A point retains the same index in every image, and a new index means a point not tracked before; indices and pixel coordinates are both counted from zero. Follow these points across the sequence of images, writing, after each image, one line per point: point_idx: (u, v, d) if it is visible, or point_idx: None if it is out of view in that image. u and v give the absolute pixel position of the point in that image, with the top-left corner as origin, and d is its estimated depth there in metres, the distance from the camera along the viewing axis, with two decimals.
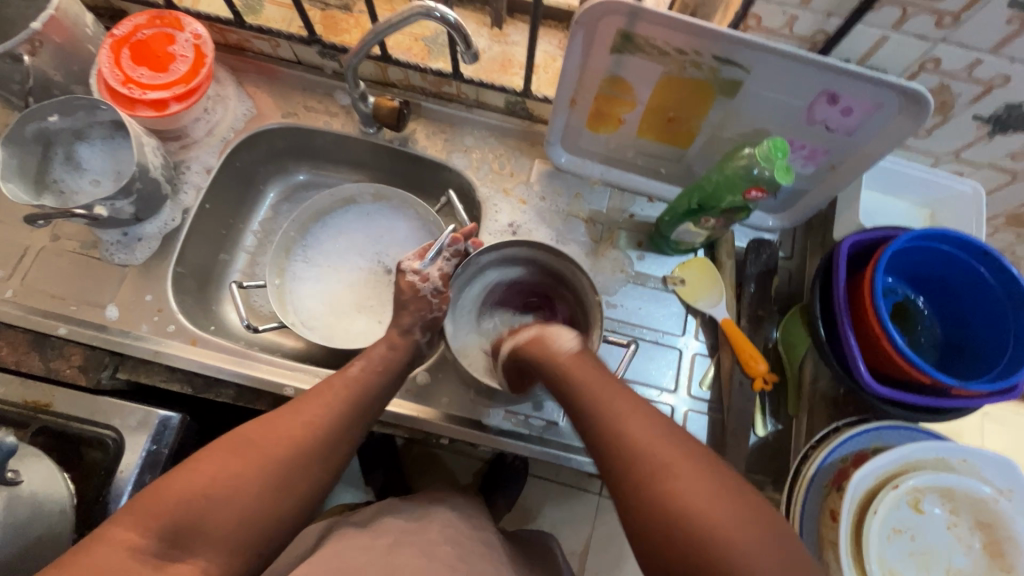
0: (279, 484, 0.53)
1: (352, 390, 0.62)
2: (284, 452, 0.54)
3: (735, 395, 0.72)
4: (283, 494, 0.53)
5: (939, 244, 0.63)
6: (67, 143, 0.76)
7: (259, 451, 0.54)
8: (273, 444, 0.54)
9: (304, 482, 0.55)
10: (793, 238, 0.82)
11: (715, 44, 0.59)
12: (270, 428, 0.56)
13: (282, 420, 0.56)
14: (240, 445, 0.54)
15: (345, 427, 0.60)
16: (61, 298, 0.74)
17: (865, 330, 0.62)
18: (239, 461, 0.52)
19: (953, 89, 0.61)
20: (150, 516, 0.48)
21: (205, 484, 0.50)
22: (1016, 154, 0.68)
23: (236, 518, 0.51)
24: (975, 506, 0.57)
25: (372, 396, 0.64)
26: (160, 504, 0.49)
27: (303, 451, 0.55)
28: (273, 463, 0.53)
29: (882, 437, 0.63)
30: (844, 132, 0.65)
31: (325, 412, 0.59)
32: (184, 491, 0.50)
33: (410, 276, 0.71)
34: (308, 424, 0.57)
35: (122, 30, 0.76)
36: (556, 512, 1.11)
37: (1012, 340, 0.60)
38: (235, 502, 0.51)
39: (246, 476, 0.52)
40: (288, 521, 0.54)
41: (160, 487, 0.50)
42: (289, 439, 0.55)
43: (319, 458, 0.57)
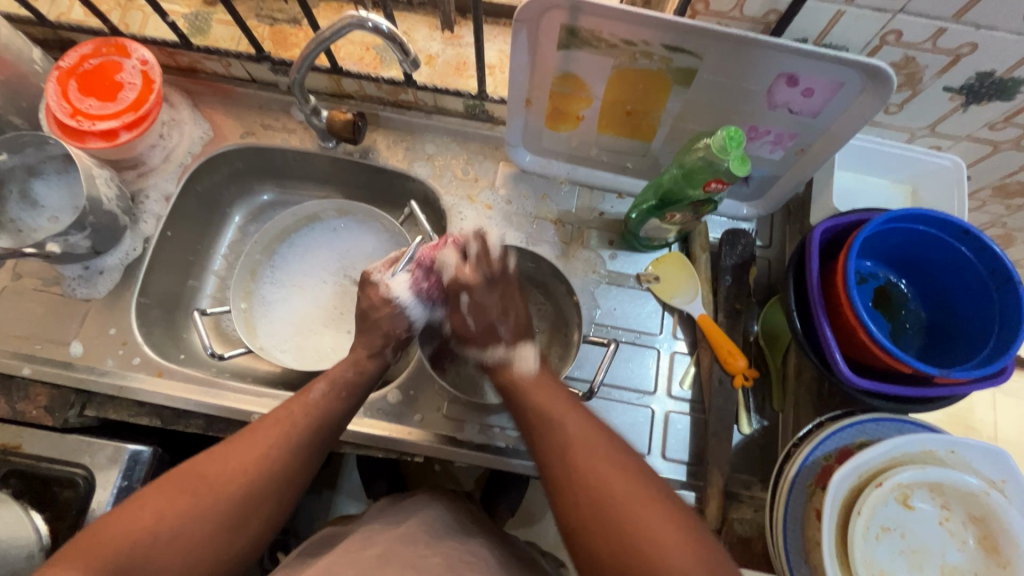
0: (232, 519, 0.52)
1: (310, 416, 0.60)
2: (238, 486, 0.53)
3: (715, 394, 0.69)
4: (235, 530, 0.52)
5: (916, 225, 0.60)
6: (21, 180, 0.75)
7: (210, 485, 0.52)
8: (226, 476, 0.53)
9: (256, 515, 0.54)
10: (771, 225, 0.79)
11: (663, 32, 0.56)
12: (221, 461, 0.54)
13: (233, 454, 0.55)
14: (190, 480, 0.53)
15: (304, 453, 0.58)
16: (26, 338, 0.73)
17: (841, 321, 0.59)
18: (189, 498, 0.51)
19: (918, 61, 0.57)
20: (96, 555, 0.47)
21: (150, 524, 0.49)
22: (994, 124, 0.64)
23: (187, 555, 0.50)
24: (966, 499, 0.54)
25: (334, 418, 0.61)
26: (107, 543, 0.48)
27: (257, 482, 0.54)
28: (221, 497, 0.52)
29: (867, 431, 0.60)
30: (809, 115, 0.62)
31: (280, 441, 0.57)
32: (131, 530, 0.49)
33: (381, 292, 0.70)
34: (260, 458, 0.55)
35: (67, 62, 0.74)
36: None
37: (998, 321, 0.57)
38: (185, 539, 0.50)
39: (196, 514, 0.51)
40: (242, 554, 0.53)
41: (108, 526, 0.49)
42: (241, 470, 0.54)
43: (277, 484, 0.55)
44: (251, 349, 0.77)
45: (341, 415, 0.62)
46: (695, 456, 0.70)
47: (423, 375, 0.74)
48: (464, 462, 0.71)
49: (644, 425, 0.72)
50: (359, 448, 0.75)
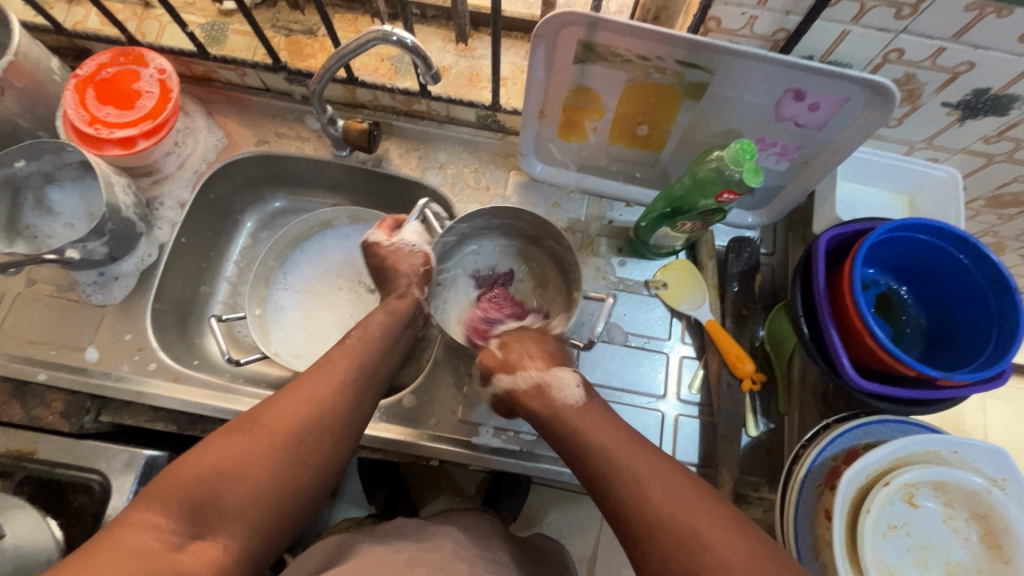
0: (297, 457, 0.53)
1: (352, 360, 0.62)
2: (298, 428, 0.54)
3: (724, 398, 0.71)
4: (300, 468, 0.53)
5: (917, 233, 0.62)
6: (36, 186, 0.75)
7: (270, 429, 0.54)
8: (287, 418, 0.55)
9: (318, 456, 0.55)
10: (774, 233, 0.82)
11: (677, 49, 0.59)
12: (280, 406, 0.55)
13: (286, 398, 0.56)
14: (254, 423, 0.54)
15: (355, 394, 0.59)
16: (40, 343, 0.73)
17: (847, 325, 0.61)
18: (254, 440, 0.53)
19: (919, 78, 0.60)
20: (168, 496, 0.49)
21: (220, 464, 0.51)
22: (989, 138, 0.67)
23: (259, 494, 0.51)
24: (969, 497, 0.57)
25: (372, 366, 0.63)
26: (182, 482, 0.49)
27: (317, 423, 0.55)
28: (286, 438, 0.53)
29: (872, 432, 0.62)
30: (814, 128, 0.65)
31: (331, 385, 0.58)
32: (198, 468, 0.50)
33: (385, 243, 0.73)
34: (309, 401, 0.56)
35: (85, 70, 0.75)
36: (563, 518, 1.09)
37: (996, 327, 0.60)
38: (258, 477, 0.51)
39: (263, 454, 0.52)
40: (307, 495, 0.54)
41: (179, 468, 0.51)
42: (301, 413, 0.55)
43: (327, 426, 0.56)
44: (266, 354, 0.78)
45: (381, 362, 0.64)
46: (703, 459, 0.72)
47: (438, 380, 0.75)
48: (479, 465, 0.72)
49: (654, 429, 0.74)
50: (373, 453, 0.76)
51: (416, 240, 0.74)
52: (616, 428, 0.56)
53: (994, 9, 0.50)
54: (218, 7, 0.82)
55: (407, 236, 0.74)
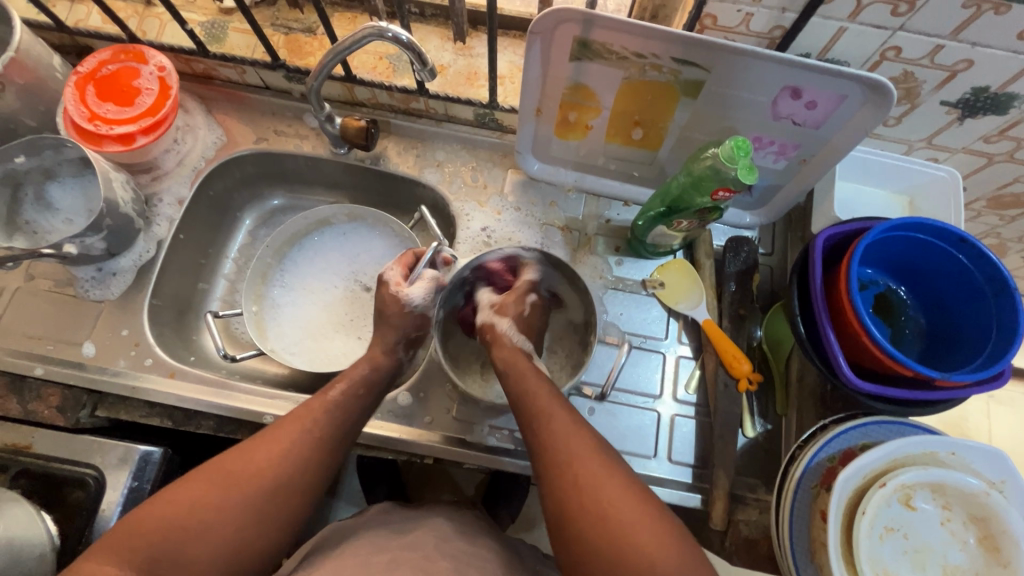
0: (261, 514, 0.54)
1: (330, 412, 0.61)
2: (268, 481, 0.55)
3: (720, 398, 0.70)
4: (264, 526, 0.54)
5: (916, 232, 0.62)
6: (36, 182, 0.76)
7: (235, 480, 0.54)
8: (258, 470, 0.55)
9: (284, 513, 0.55)
10: (773, 233, 0.81)
11: (673, 46, 0.58)
12: (252, 457, 0.55)
13: (257, 448, 0.56)
14: (221, 471, 0.54)
15: (327, 448, 0.60)
16: (38, 338, 0.74)
17: (844, 324, 0.60)
18: (221, 492, 0.53)
19: (917, 76, 0.60)
20: (124, 548, 0.48)
21: (182, 519, 0.50)
22: (989, 138, 0.66)
23: (218, 551, 0.51)
24: (967, 500, 0.56)
25: (352, 417, 0.63)
26: (140, 535, 0.49)
27: (287, 478, 0.56)
28: (253, 492, 0.54)
29: (870, 433, 0.61)
30: (812, 126, 0.64)
31: (302, 436, 0.58)
32: (160, 520, 0.50)
33: (393, 286, 0.71)
34: (280, 454, 0.56)
35: (86, 67, 0.76)
36: None
37: (995, 327, 0.59)
38: (219, 534, 0.51)
39: (228, 509, 0.52)
40: (268, 552, 0.54)
41: (139, 520, 0.50)
42: (271, 467, 0.55)
43: (296, 481, 0.56)
44: (262, 351, 0.78)
45: (360, 412, 0.64)
46: (700, 459, 0.72)
47: (433, 379, 0.75)
48: (473, 463, 0.72)
49: (650, 429, 0.73)
50: (368, 450, 0.75)
51: (419, 299, 0.70)
52: (571, 420, 0.58)
53: (992, 5, 0.49)
54: (218, 5, 0.83)
55: (417, 289, 0.71)
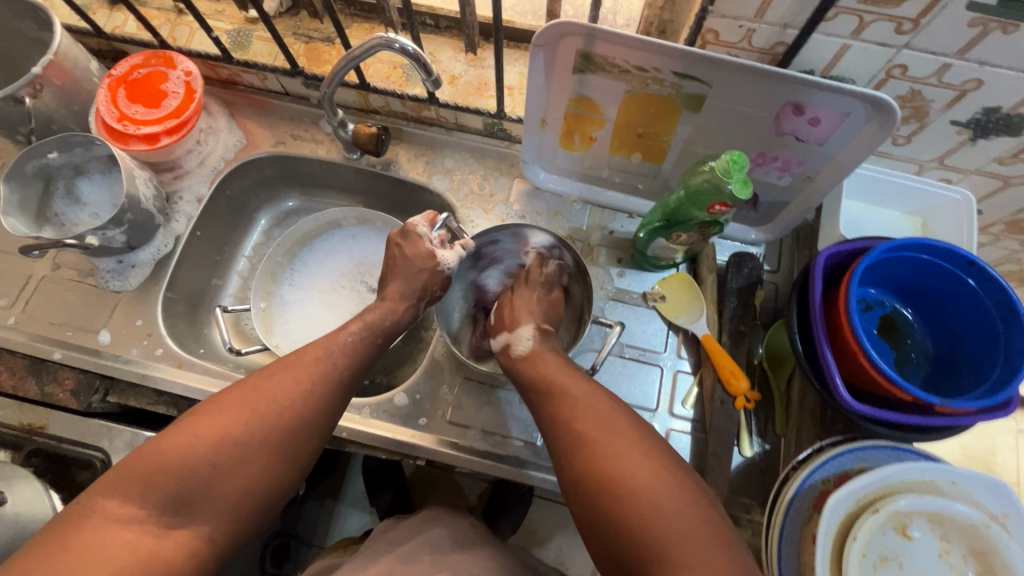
0: (279, 449, 0.55)
1: (345, 353, 0.63)
2: (283, 417, 0.55)
3: (716, 414, 0.69)
4: (280, 461, 0.55)
5: (920, 253, 0.60)
6: (67, 177, 0.80)
7: (256, 415, 0.55)
8: (273, 405, 0.56)
9: (298, 450, 0.56)
10: (779, 251, 0.80)
11: (674, 60, 0.59)
12: (267, 393, 0.56)
13: (274, 386, 0.57)
14: (237, 408, 0.54)
15: (338, 384, 0.61)
16: (59, 325, 0.78)
17: (843, 345, 0.59)
18: (237, 426, 0.53)
19: (925, 95, 0.59)
20: (150, 485, 0.49)
21: (198, 454, 0.51)
22: (1003, 160, 0.65)
23: (239, 488, 0.52)
24: (966, 531, 0.54)
25: (364, 361, 0.65)
26: (156, 470, 0.50)
27: (301, 415, 0.57)
28: (268, 428, 0.54)
29: (866, 458, 0.60)
30: (816, 143, 0.64)
31: (318, 376, 0.59)
32: (181, 455, 0.51)
33: (431, 246, 0.73)
34: (298, 392, 0.57)
35: (118, 71, 0.80)
36: (563, 530, 1.09)
37: (1003, 354, 0.57)
38: (238, 468, 0.52)
39: (246, 445, 0.53)
40: (285, 487, 0.56)
41: (156, 455, 0.51)
42: (286, 403, 0.56)
43: (315, 420, 0.58)
44: (266, 346, 0.80)
45: (368, 357, 0.65)
46: None
47: (430, 382, 0.75)
48: (465, 467, 0.72)
49: None
50: (361, 448, 0.75)
51: (451, 267, 0.73)
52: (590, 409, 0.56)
53: (999, 24, 0.49)
54: (245, 14, 0.87)
55: (450, 256, 0.73)
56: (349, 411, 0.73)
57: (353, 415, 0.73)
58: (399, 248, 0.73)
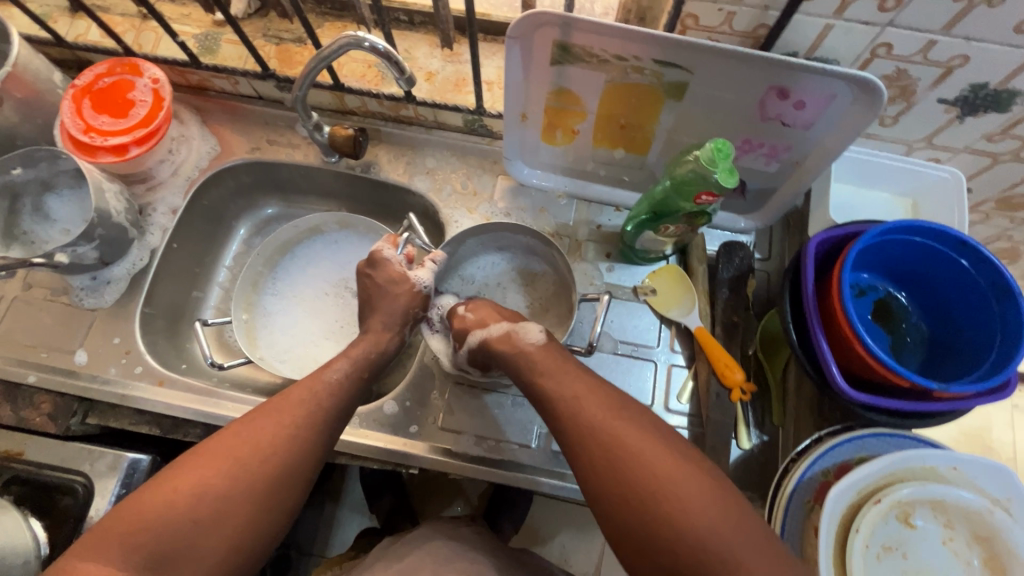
0: (263, 500, 0.53)
1: (331, 390, 0.61)
2: (269, 463, 0.54)
3: (712, 408, 0.68)
4: (265, 511, 0.53)
5: (913, 236, 0.59)
6: (34, 194, 0.78)
7: (239, 464, 0.53)
8: (255, 453, 0.53)
9: (283, 498, 0.54)
10: (770, 238, 0.79)
11: (654, 48, 0.57)
12: (250, 439, 0.54)
13: (257, 431, 0.55)
14: (219, 457, 0.52)
15: (326, 424, 0.59)
16: (34, 347, 0.75)
17: (837, 334, 0.57)
18: (217, 478, 0.51)
19: (910, 74, 0.57)
20: (128, 547, 0.48)
21: (180, 510, 0.50)
22: (992, 137, 0.64)
23: (224, 542, 0.51)
24: (970, 518, 0.53)
25: (352, 395, 0.63)
26: (135, 531, 0.48)
27: (288, 459, 0.55)
28: (250, 475, 0.52)
29: (866, 446, 0.59)
30: (802, 127, 0.62)
31: (303, 417, 0.57)
32: (162, 511, 0.49)
33: (399, 268, 0.72)
34: (283, 436, 0.55)
35: (82, 81, 0.77)
36: (566, 528, 1.07)
37: (1000, 335, 0.56)
38: (220, 522, 0.51)
39: (229, 497, 0.51)
40: (274, 535, 0.54)
41: (135, 513, 0.49)
42: (269, 450, 0.54)
43: (301, 464, 0.56)
44: (250, 358, 0.78)
45: (356, 392, 0.63)
46: None
47: (419, 388, 0.74)
48: (460, 474, 0.71)
49: None
50: (353, 459, 0.73)
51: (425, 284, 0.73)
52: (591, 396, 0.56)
53: None
54: (212, 17, 0.84)
55: (423, 274, 0.73)
56: None
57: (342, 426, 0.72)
58: (371, 278, 0.72)
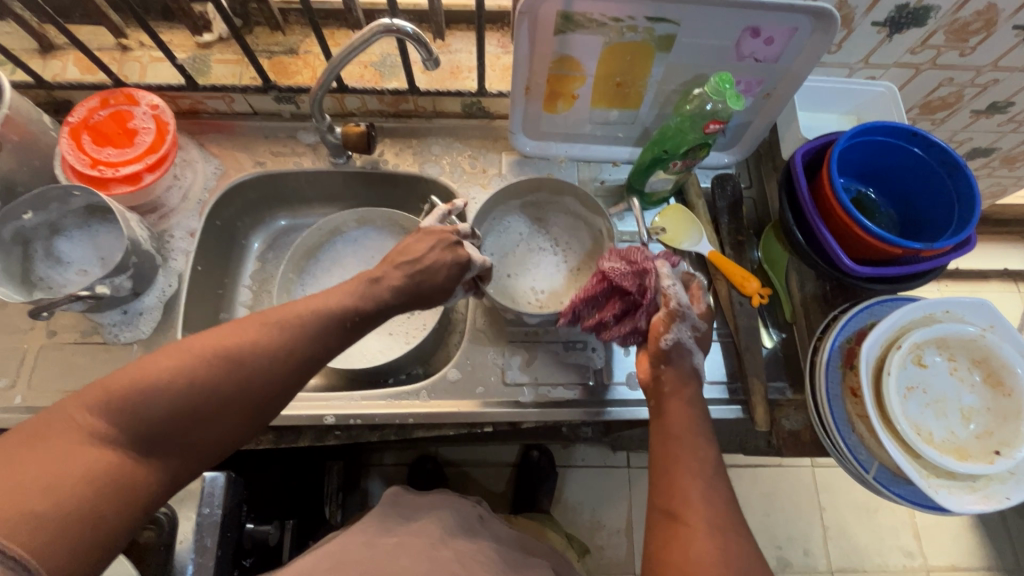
0: (247, 389, 0.50)
1: (340, 298, 0.58)
2: (259, 357, 0.51)
3: (739, 315, 0.77)
4: (250, 399, 0.51)
5: (875, 135, 0.71)
6: (44, 238, 0.76)
7: (229, 348, 0.50)
8: (249, 351, 0.51)
9: (273, 395, 0.52)
10: (748, 169, 0.90)
11: (646, 6, 0.66)
12: (245, 330, 0.52)
13: (255, 324, 0.53)
14: (213, 341, 0.51)
15: (333, 333, 0.56)
16: (75, 390, 0.73)
17: (836, 224, 0.68)
18: (201, 360, 0.49)
19: (850, 3, 0.69)
20: (112, 406, 0.46)
21: (166, 380, 0.47)
22: (914, 49, 0.77)
23: (198, 420, 0.49)
24: (966, 348, 0.64)
25: (370, 304, 0.59)
26: (124, 394, 0.46)
27: (280, 357, 0.52)
28: (240, 362, 0.50)
29: (875, 312, 0.69)
30: (771, 61, 0.73)
31: (304, 324, 0.55)
32: (152, 380, 0.47)
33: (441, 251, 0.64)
34: (276, 334, 0.53)
35: (76, 117, 0.76)
36: (589, 492, 1.27)
37: (957, 202, 0.69)
38: (200, 412, 0.49)
39: (211, 379, 0.49)
40: (252, 428, 0.52)
41: (130, 375, 0.47)
42: (261, 345, 0.52)
43: (296, 367, 0.53)
44: None
45: (383, 305, 0.60)
46: (731, 374, 0.78)
47: (476, 353, 0.78)
48: (532, 421, 0.76)
49: None
50: (428, 431, 0.77)
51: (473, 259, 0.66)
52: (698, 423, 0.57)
53: None
54: (197, 40, 0.85)
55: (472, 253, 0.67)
56: (408, 397, 0.75)
57: (413, 400, 0.75)
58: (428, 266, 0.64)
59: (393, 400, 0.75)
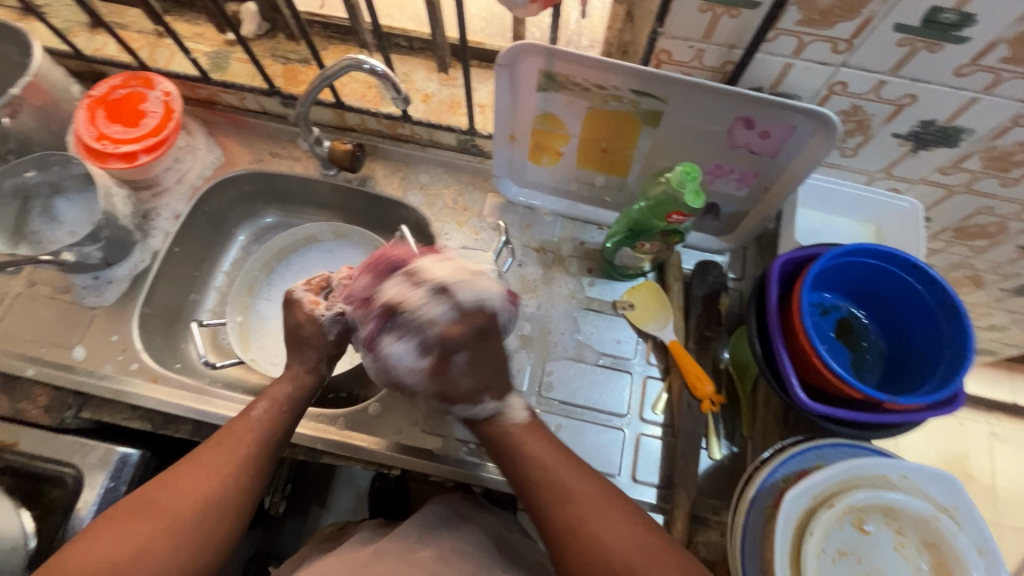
0: (192, 533, 0.54)
1: (257, 432, 0.61)
2: (194, 504, 0.55)
3: (683, 418, 0.71)
4: (196, 543, 0.54)
5: (868, 258, 0.63)
6: (44, 196, 0.82)
7: (162, 510, 0.54)
8: (185, 505, 0.54)
9: (220, 529, 0.55)
10: (744, 258, 0.82)
11: (631, 79, 0.62)
12: (176, 485, 0.56)
13: (182, 475, 0.56)
14: (138, 510, 0.54)
15: (262, 462, 0.60)
16: (32, 341, 0.78)
17: (797, 347, 0.61)
18: (139, 531, 0.52)
19: (866, 109, 0.62)
20: None
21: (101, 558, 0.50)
22: (945, 169, 0.68)
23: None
24: (919, 524, 0.56)
25: (283, 429, 0.63)
26: None
27: (219, 495, 0.56)
28: (182, 515, 0.54)
29: (824, 455, 0.61)
30: (768, 155, 0.67)
31: (230, 454, 0.59)
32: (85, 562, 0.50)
33: (307, 311, 0.70)
34: (209, 477, 0.56)
35: (98, 91, 0.82)
36: None
37: (947, 352, 0.60)
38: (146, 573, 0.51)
39: (153, 542, 0.52)
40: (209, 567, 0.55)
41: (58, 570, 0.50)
42: (197, 495, 0.55)
43: (235, 498, 0.57)
44: (241, 360, 0.81)
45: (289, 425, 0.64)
46: (664, 479, 0.72)
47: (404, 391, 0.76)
48: (440, 476, 0.73)
49: (616, 447, 0.73)
50: (337, 460, 0.75)
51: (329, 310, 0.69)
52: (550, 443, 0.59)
53: (925, 44, 0.53)
54: (224, 37, 0.89)
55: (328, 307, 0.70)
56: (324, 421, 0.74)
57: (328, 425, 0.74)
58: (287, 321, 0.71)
59: (307, 420, 0.75)
